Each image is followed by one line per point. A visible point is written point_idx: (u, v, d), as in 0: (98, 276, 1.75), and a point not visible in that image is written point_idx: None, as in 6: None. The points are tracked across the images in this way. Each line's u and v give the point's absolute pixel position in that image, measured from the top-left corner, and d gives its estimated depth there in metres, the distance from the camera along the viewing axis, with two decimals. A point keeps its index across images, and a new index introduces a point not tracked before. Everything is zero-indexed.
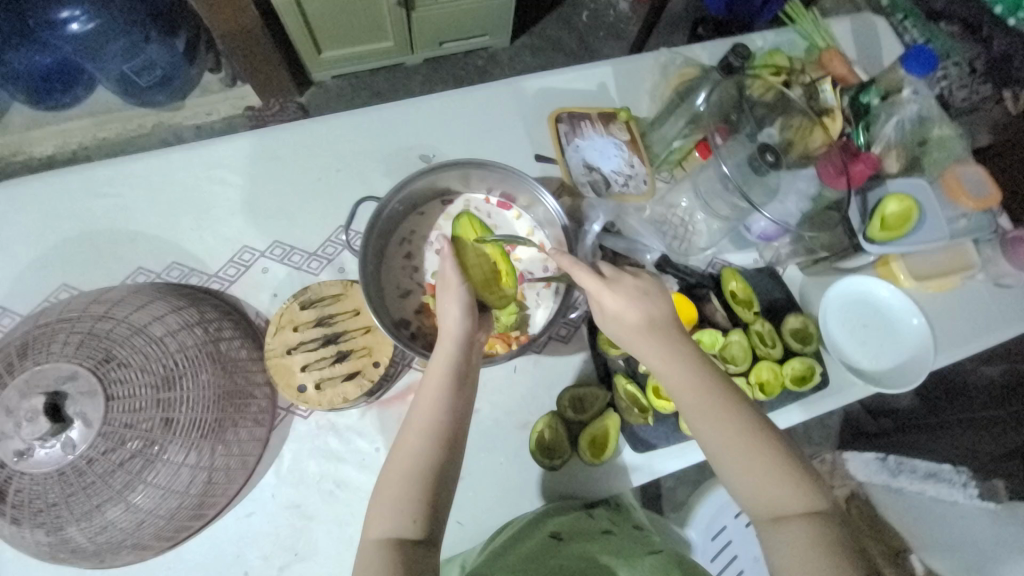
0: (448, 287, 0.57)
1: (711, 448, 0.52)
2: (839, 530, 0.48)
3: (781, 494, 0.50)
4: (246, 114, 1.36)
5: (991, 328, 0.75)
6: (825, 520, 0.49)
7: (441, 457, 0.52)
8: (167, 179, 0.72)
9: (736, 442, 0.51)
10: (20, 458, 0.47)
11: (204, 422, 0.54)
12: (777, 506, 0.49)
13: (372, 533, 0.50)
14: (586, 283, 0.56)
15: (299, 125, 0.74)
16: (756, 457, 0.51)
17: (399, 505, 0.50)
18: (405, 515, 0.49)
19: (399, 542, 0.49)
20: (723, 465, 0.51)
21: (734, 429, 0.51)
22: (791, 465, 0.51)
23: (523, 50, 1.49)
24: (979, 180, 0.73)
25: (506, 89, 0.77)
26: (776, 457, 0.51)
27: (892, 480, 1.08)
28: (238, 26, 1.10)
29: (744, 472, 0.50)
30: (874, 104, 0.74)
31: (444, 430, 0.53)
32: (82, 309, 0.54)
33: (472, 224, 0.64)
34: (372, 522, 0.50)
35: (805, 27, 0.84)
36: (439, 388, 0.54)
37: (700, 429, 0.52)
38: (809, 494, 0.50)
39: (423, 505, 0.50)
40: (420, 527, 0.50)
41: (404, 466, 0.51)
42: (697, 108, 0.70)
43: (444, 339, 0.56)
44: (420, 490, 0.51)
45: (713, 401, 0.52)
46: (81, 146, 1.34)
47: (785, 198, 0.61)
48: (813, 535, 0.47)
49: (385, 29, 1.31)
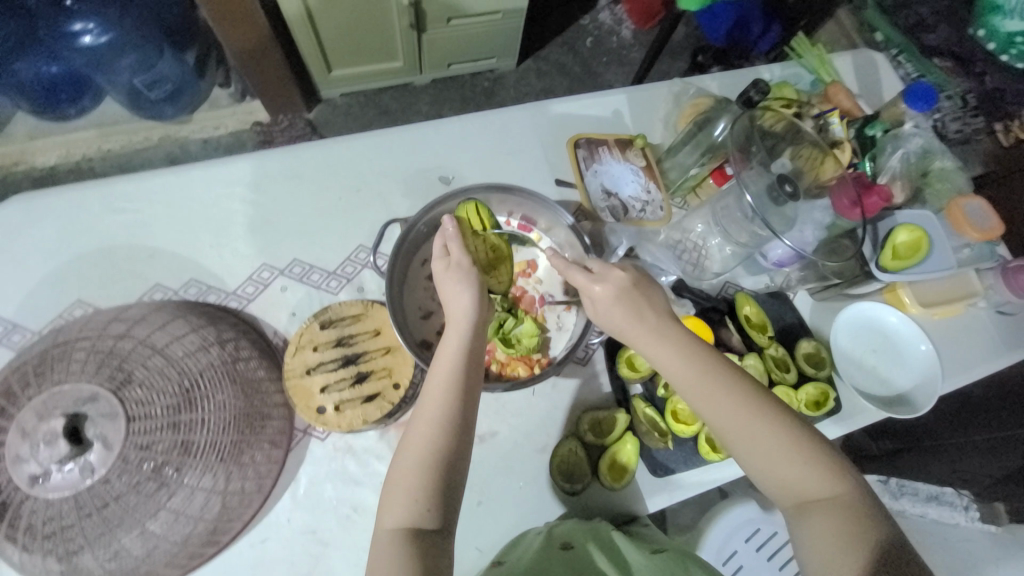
0: (454, 269, 0.58)
1: (724, 432, 0.52)
2: (865, 517, 0.48)
3: (803, 474, 0.50)
4: (254, 130, 1.37)
5: (996, 354, 0.77)
6: (851, 509, 0.48)
7: (455, 441, 0.52)
8: (187, 195, 0.72)
9: (750, 426, 0.51)
10: (35, 482, 0.46)
11: (222, 443, 0.53)
12: (799, 487, 0.50)
13: (386, 524, 0.49)
14: (576, 281, 0.59)
15: (320, 145, 0.75)
16: (773, 439, 0.51)
17: (412, 495, 0.49)
18: (420, 507, 0.49)
19: (416, 532, 0.48)
20: (740, 450, 0.51)
21: (748, 411, 0.52)
22: (810, 443, 0.51)
23: (528, 73, 1.52)
24: (983, 213, 0.75)
25: (524, 113, 0.79)
26: (794, 437, 0.51)
27: (892, 501, 1.05)
28: (253, 42, 1.10)
29: (763, 456, 0.51)
30: (879, 137, 0.78)
31: (456, 411, 0.52)
32: (102, 328, 0.54)
33: (479, 212, 0.64)
34: (386, 512, 0.49)
35: (810, 61, 0.87)
36: (451, 370, 0.53)
37: (711, 415, 0.52)
38: (832, 472, 0.50)
39: (437, 495, 0.49)
40: (434, 518, 0.49)
41: (418, 451, 0.51)
42: (715, 137, 0.73)
43: (453, 320, 0.56)
44: (434, 478, 0.50)
45: (724, 385, 0.53)
46: (85, 157, 1.34)
47: (802, 228, 0.63)
48: (837, 514, 0.48)
49: (396, 50, 1.33)
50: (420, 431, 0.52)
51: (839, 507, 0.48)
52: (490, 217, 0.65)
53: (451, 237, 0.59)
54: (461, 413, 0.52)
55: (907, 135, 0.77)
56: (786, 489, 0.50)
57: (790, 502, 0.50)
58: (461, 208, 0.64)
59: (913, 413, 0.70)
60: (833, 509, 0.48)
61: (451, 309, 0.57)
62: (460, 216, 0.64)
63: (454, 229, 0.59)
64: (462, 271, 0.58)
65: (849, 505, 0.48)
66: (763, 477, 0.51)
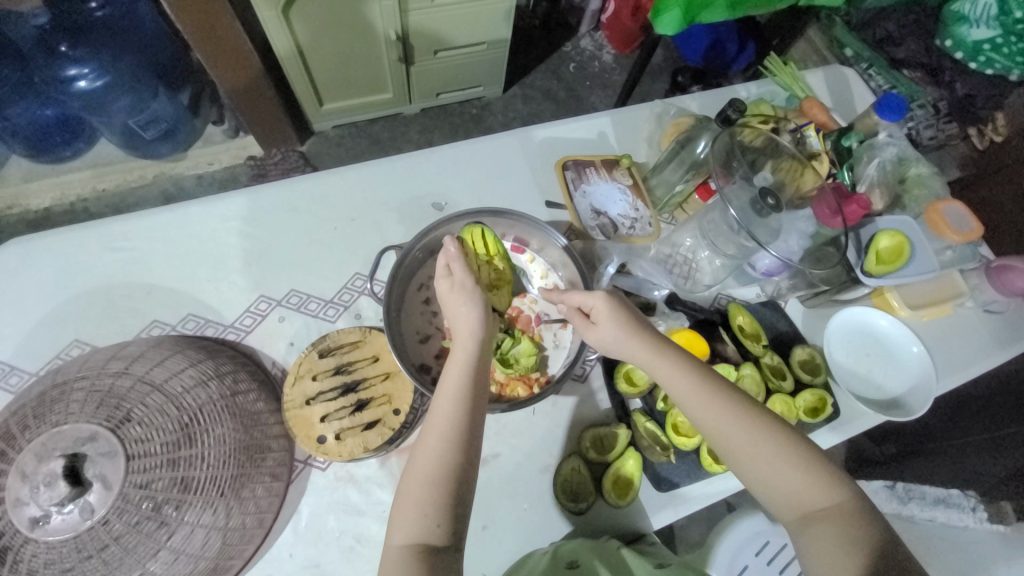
0: (459, 288, 0.58)
1: (724, 441, 0.52)
2: (866, 528, 0.47)
3: (803, 482, 0.50)
4: (248, 164, 1.40)
5: (987, 352, 0.78)
6: (851, 520, 0.48)
7: (463, 456, 0.52)
8: (185, 231, 0.73)
9: (749, 434, 0.52)
10: (35, 525, 0.45)
11: (222, 478, 0.52)
12: (800, 496, 0.50)
13: (396, 539, 0.48)
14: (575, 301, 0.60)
15: (315, 177, 0.77)
16: (772, 447, 0.51)
17: (422, 509, 0.49)
18: (429, 522, 0.48)
19: (426, 548, 0.47)
20: (741, 458, 0.52)
21: (746, 419, 0.52)
22: (808, 451, 0.51)
23: (514, 99, 1.57)
24: (961, 216, 0.77)
25: (511, 139, 0.81)
26: (792, 445, 0.51)
27: (900, 507, 1.05)
28: (245, 80, 1.14)
29: (762, 467, 0.51)
30: (855, 147, 0.81)
31: (463, 425, 0.53)
32: (101, 366, 0.54)
33: (484, 236, 0.66)
34: (395, 527, 0.49)
35: (783, 79, 0.91)
36: (458, 386, 0.54)
37: (711, 423, 0.53)
38: (832, 479, 0.50)
39: (446, 509, 0.49)
40: (443, 533, 0.48)
41: (426, 465, 0.51)
42: (698, 154, 0.74)
43: (460, 337, 0.57)
44: (443, 491, 0.50)
45: (722, 394, 0.54)
46: (80, 198, 1.35)
47: (787, 238, 0.65)
48: (840, 522, 0.47)
49: (385, 82, 1.37)
50: (428, 445, 0.52)
51: (842, 515, 0.48)
52: (496, 242, 0.67)
53: (454, 258, 0.59)
54: (467, 427, 0.53)
55: (881, 144, 0.80)
56: (787, 499, 0.50)
57: (793, 513, 0.50)
58: (465, 232, 0.66)
59: (907, 417, 0.71)
60: (835, 516, 0.48)
61: (458, 326, 0.58)
62: (464, 238, 0.66)
63: (457, 251, 0.59)
64: (468, 288, 0.58)
65: (852, 513, 0.48)
66: (764, 487, 0.51)
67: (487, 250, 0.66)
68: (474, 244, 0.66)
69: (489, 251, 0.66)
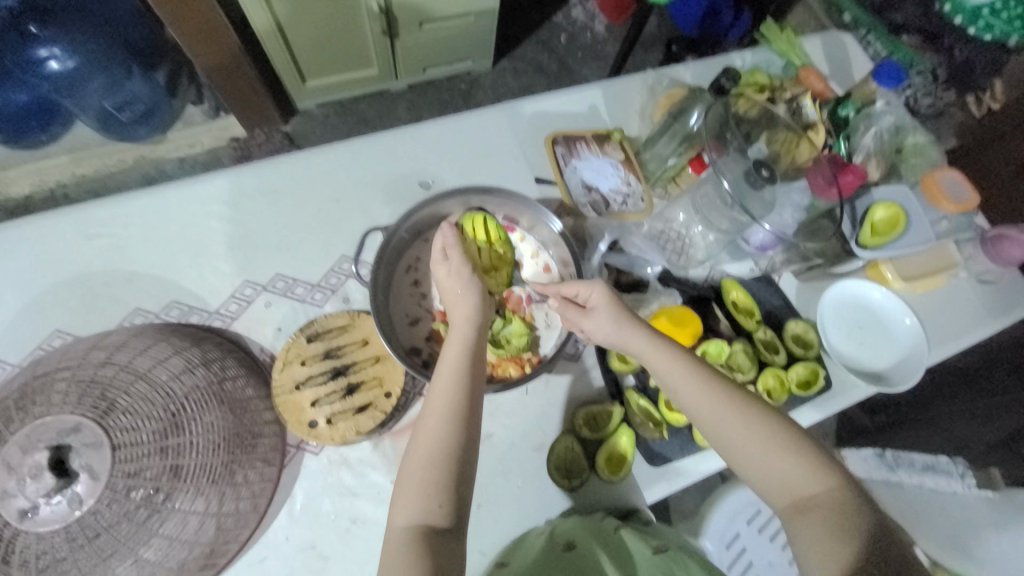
0: (456, 275, 0.58)
1: (716, 427, 0.53)
2: (860, 515, 0.47)
3: (794, 469, 0.50)
4: (231, 146, 1.35)
5: (979, 322, 0.78)
6: (844, 507, 0.47)
7: (463, 437, 0.51)
8: (164, 216, 0.71)
9: (740, 420, 0.52)
10: (23, 517, 0.44)
11: (213, 466, 0.52)
12: (792, 482, 0.49)
13: (398, 522, 0.48)
14: (570, 292, 0.60)
15: (297, 157, 0.74)
16: (764, 433, 0.51)
17: (424, 490, 0.49)
18: (431, 503, 0.48)
19: (428, 529, 0.47)
20: (732, 444, 0.52)
21: (737, 406, 0.53)
22: (800, 438, 0.51)
23: (504, 73, 1.52)
24: (958, 184, 0.77)
25: (499, 113, 0.79)
26: (784, 432, 0.52)
27: (890, 475, 1.03)
28: (224, 57, 1.09)
29: (754, 455, 0.51)
30: (852, 116, 0.78)
31: (463, 409, 0.52)
32: (82, 356, 0.53)
33: (484, 222, 0.64)
34: (397, 509, 0.49)
35: (780, 46, 0.88)
36: (457, 370, 0.54)
37: (703, 410, 0.53)
38: (823, 467, 0.50)
39: (448, 489, 0.49)
40: (446, 514, 0.48)
41: (427, 447, 0.50)
42: (691, 127, 0.73)
43: (457, 324, 0.57)
44: (446, 472, 0.49)
45: (713, 381, 0.54)
46: (59, 184, 1.31)
47: (781, 211, 0.64)
48: (831, 509, 0.47)
49: (370, 57, 1.32)
50: (428, 428, 0.51)
51: (833, 502, 0.48)
52: (497, 228, 0.66)
53: (451, 241, 0.60)
54: (467, 410, 0.52)
55: (879, 113, 0.78)
56: (778, 486, 0.50)
57: (785, 501, 0.50)
58: (466, 219, 0.64)
59: (888, 391, 0.71)
60: (827, 503, 0.48)
61: (456, 313, 0.58)
62: (464, 225, 0.64)
63: (455, 235, 0.60)
64: (466, 277, 0.58)
65: (843, 500, 0.48)
66: (755, 473, 0.51)
67: (486, 237, 0.64)
68: (475, 231, 0.64)
69: (488, 237, 0.64)
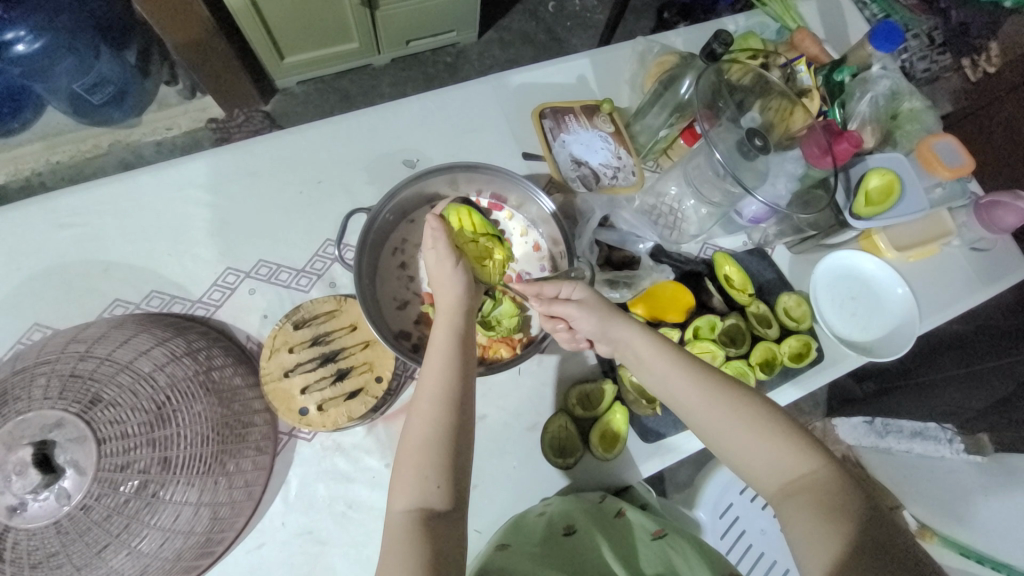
0: (439, 263, 0.57)
1: (700, 416, 0.53)
2: (846, 492, 0.47)
3: (781, 452, 0.50)
4: (209, 127, 1.29)
5: (970, 290, 0.78)
6: (831, 486, 0.47)
7: (457, 420, 0.51)
8: (138, 204, 0.68)
9: (724, 407, 0.52)
10: (12, 513, 0.44)
11: (204, 456, 0.51)
12: (778, 466, 0.49)
13: (398, 506, 0.48)
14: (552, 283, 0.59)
15: (275, 138, 0.72)
16: (749, 419, 0.51)
17: (422, 473, 0.48)
18: (429, 485, 0.48)
19: (427, 513, 0.47)
20: (717, 432, 0.52)
21: (721, 394, 0.53)
22: (785, 421, 0.51)
23: (490, 45, 1.47)
24: (953, 150, 0.75)
25: (484, 86, 0.76)
26: (768, 416, 0.51)
27: (880, 441, 1.13)
28: (196, 35, 1.04)
29: (740, 442, 0.51)
30: (847, 82, 0.78)
31: (454, 392, 0.51)
32: (62, 349, 0.51)
33: (469, 214, 0.64)
34: (396, 492, 0.48)
35: (775, 9, 0.85)
36: (447, 355, 0.53)
37: (686, 399, 0.53)
38: (809, 448, 0.50)
39: (446, 470, 0.49)
40: (445, 498, 0.48)
41: (421, 434, 0.50)
42: (682, 95, 0.70)
43: (444, 316, 0.55)
44: (444, 453, 0.49)
45: (696, 369, 0.54)
46: (34, 172, 1.24)
47: (775, 181, 0.63)
48: (819, 491, 0.47)
49: (349, 30, 1.26)
50: (421, 413, 0.51)
51: (821, 484, 0.47)
52: (483, 221, 0.65)
53: (439, 235, 0.57)
54: (461, 393, 0.52)
55: (875, 77, 0.76)
56: (766, 471, 0.50)
57: (774, 486, 0.49)
58: (450, 213, 0.63)
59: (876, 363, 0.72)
60: (814, 486, 0.47)
61: (442, 302, 0.56)
62: (450, 219, 0.63)
63: (443, 226, 0.56)
64: (449, 267, 0.56)
65: (830, 482, 0.47)
66: (743, 460, 0.51)
67: (474, 228, 0.63)
68: (462, 224, 0.63)
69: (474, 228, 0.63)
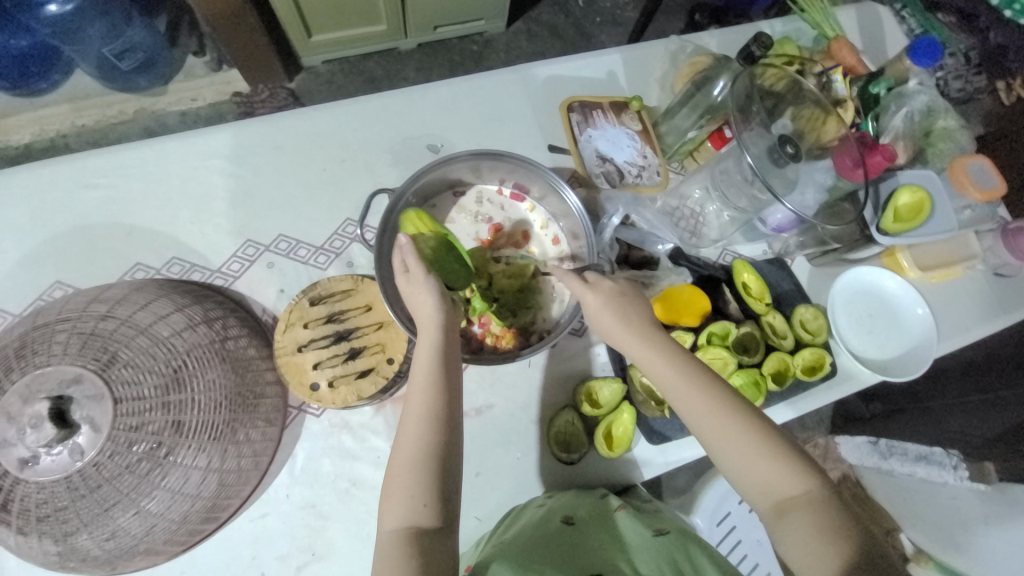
0: (411, 276, 0.55)
1: (702, 430, 0.51)
2: (840, 518, 0.47)
3: (776, 471, 0.49)
4: (233, 100, 1.29)
5: (991, 316, 0.77)
6: (827, 511, 0.47)
7: (444, 438, 0.51)
8: (163, 169, 0.69)
9: (724, 420, 0.51)
10: (24, 466, 0.44)
11: (214, 423, 0.52)
12: (775, 489, 0.49)
13: (388, 525, 0.48)
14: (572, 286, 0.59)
15: (302, 114, 0.72)
16: (750, 439, 0.50)
17: (407, 492, 0.48)
18: (416, 503, 0.48)
19: (416, 531, 0.47)
20: (715, 446, 0.51)
21: (723, 407, 0.51)
22: (783, 440, 0.50)
23: (518, 35, 1.46)
24: (986, 172, 0.73)
25: (513, 76, 0.75)
26: (767, 434, 0.50)
27: (882, 462, 1.13)
28: (226, 7, 1.03)
29: (741, 460, 0.50)
30: (883, 95, 0.76)
31: (439, 411, 0.51)
32: (83, 307, 0.52)
33: (421, 219, 0.60)
34: (386, 512, 0.48)
35: (814, 15, 0.83)
36: (426, 375, 0.52)
37: (688, 409, 0.52)
38: (805, 469, 0.49)
39: (433, 490, 0.48)
40: (432, 515, 0.48)
41: (407, 454, 0.50)
42: (714, 98, 0.69)
43: (423, 330, 0.54)
44: (432, 471, 0.49)
45: (703, 381, 0.53)
46: (59, 133, 1.25)
47: (803, 190, 0.61)
48: (813, 512, 0.47)
49: (378, 12, 1.25)
50: (406, 433, 0.51)
51: (815, 506, 0.47)
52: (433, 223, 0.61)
53: (406, 248, 0.56)
54: (445, 410, 0.51)
55: (911, 92, 0.75)
56: (763, 492, 0.49)
57: (766, 504, 0.49)
58: (405, 223, 0.60)
59: (889, 382, 0.71)
60: (809, 507, 0.47)
61: (419, 317, 0.55)
62: (409, 232, 0.59)
63: (408, 242, 0.56)
64: (420, 280, 0.55)
65: (825, 506, 0.47)
66: (738, 476, 0.50)
67: (433, 231, 0.60)
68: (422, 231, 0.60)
69: (433, 229, 0.60)
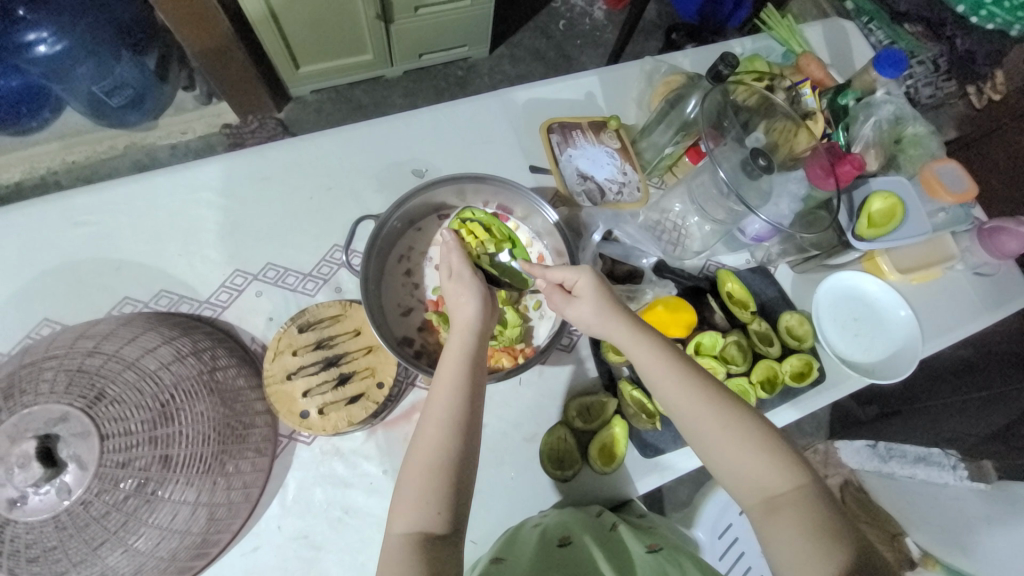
0: (457, 278, 0.58)
1: (691, 423, 0.52)
2: (826, 510, 0.47)
3: (766, 467, 0.49)
4: (223, 132, 1.32)
5: (975, 314, 0.78)
6: (812, 503, 0.47)
7: (463, 447, 0.50)
8: (152, 204, 0.70)
9: (715, 414, 0.51)
10: (13, 506, 0.44)
11: (204, 455, 0.52)
12: (762, 483, 0.49)
13: (397, 528, 0.47)
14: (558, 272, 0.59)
15: (288, 145, 0.73)
16: (736, 433, 0.50)
17: (423, 497, 0.48)
18: (430, 509, 0.47)
19: (426, 537, 0.46)
20: (706, 441, 0.51)
21: (710, 400, 0.52)
22: (771, 434, 0.51)
23: (501, 60, 1.50)
24: (958, 176, 0.75)
25: (495, 101, 0.78)
26: (757, 429, 0.51)
27: (883, 465, 1.13)
28: (214, 43, 1.06)
29: (728, 454, 0.50)
30: (851, 106, 0.78)
31: (462, 420, 0.51)
32: (70, 344, 0.52)
33: (480, 230, 0.64)
34: (396, 516, 0.48)
35: (781, 33, 0.87)
36: (452, 383, 0.52)
37: (679, 405, 0.52)
38: (794, 462, 0.49)
39: (446, 496, 0.48)
40: (444, 522, 0.47)
41: (426, 462, 0.49)
42: (688, 115, 0.71)
43: (458, 332, 0.55)
44: (445, 478, 0.48)
45: (690, 374, 0.53)
46: (49, 171, 1.27)
47: (778, 201, 0.63)
48: (801, 508, 0.47)
49: (363, 42, 1.29)
50: (427, 439, 0.50)
51: (801, 500, 0.47)
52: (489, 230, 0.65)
53: (453, 248, 0.60)
54: (469, 420, 0.51)
55: (879, 101, 0.77)
56: (750, 486, 0.49)
57: (756, 500, 0.49)
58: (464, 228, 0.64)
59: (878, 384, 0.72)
60: (796, 501, 0.47)
61: (458, 318, 0.56)
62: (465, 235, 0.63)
63: (456, 241, 0.60)
64: (466, 283, 0.57)
65: (811, 499, 0.47)
66: (729, 470, 0.50)
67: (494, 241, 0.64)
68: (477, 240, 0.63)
69: (494, 238, 0.64)
